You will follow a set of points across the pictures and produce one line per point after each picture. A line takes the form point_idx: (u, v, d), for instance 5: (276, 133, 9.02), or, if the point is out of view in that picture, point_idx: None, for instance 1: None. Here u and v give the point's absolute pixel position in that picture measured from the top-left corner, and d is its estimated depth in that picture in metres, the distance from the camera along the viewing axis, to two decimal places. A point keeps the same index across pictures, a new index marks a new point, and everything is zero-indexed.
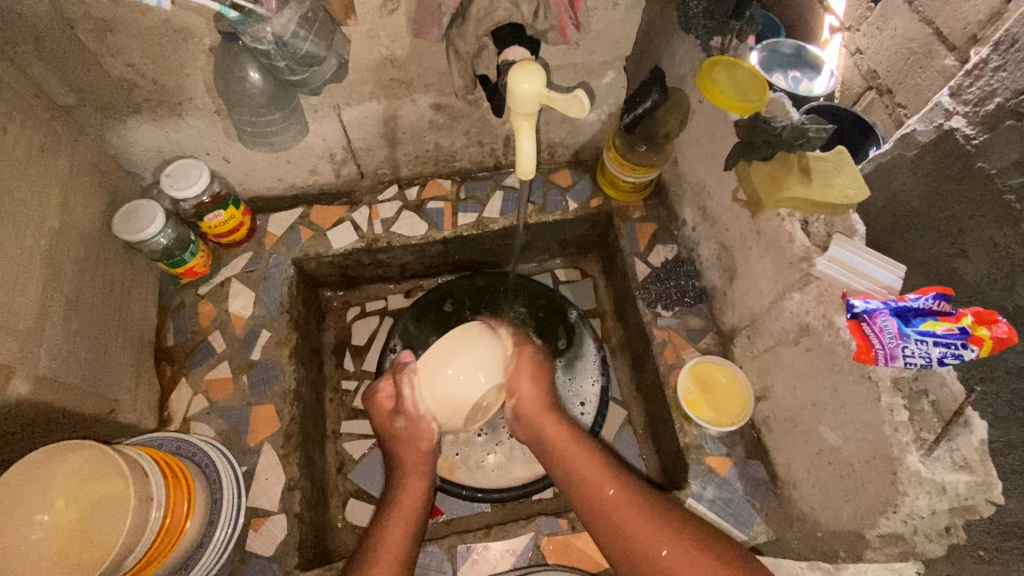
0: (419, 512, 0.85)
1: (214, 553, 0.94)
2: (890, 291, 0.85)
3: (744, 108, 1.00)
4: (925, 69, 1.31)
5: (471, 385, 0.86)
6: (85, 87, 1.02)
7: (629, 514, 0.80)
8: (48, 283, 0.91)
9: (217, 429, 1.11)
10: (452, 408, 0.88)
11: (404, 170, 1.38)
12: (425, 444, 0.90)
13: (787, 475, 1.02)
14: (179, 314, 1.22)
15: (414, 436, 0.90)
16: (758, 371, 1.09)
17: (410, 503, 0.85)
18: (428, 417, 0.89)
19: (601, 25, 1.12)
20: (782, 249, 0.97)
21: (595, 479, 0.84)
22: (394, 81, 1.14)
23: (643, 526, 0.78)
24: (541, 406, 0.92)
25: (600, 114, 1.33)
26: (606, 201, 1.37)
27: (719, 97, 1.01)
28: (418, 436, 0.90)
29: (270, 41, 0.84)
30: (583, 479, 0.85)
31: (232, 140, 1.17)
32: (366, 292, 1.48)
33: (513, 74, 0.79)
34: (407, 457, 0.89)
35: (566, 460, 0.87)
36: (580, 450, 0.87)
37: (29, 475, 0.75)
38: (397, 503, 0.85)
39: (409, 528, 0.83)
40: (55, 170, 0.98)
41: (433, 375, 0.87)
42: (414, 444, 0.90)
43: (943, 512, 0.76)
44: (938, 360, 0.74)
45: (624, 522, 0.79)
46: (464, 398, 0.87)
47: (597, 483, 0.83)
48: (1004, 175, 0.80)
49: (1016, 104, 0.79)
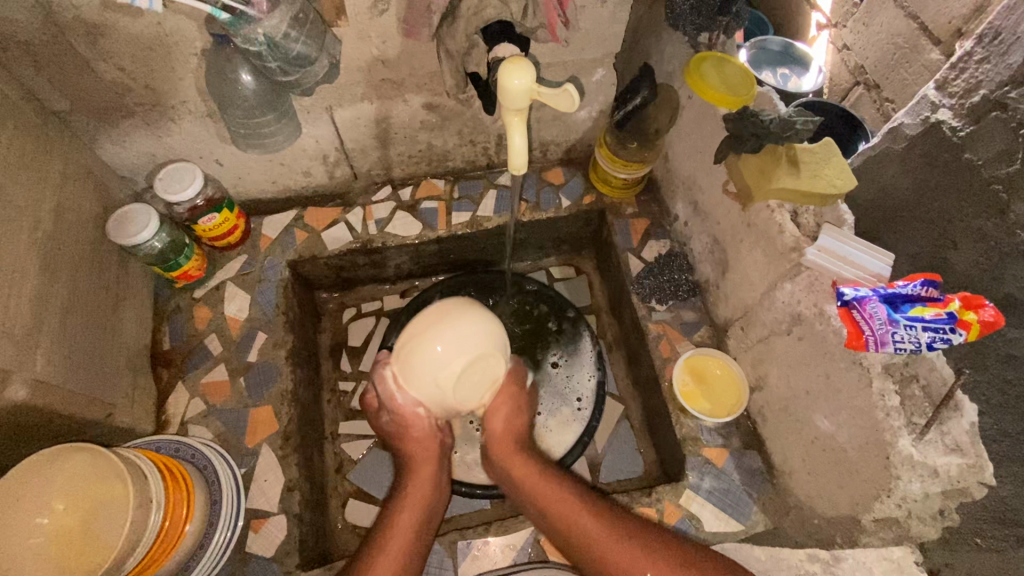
0: (428, 509, 0.91)
1: (215, 554, 0.95)
2: (879, 278, 0.86)
3: (733, 105, 1.02)
4: (912, 64, 1.32)
5: (445, 360, 0.81)
6: (77, 92, 1.02)
7: (611, 544, 0.84)
8: (42, 287, 0.91)
9: (216, 431, 1.11)
10: (435, 388, 0.83)
11: (398, 171, 1.38)
12: (419, 432, 0.93)
13: (784, 465, 1.03)
14: (175, 318, 1.23)
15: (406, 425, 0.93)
16: (752, 363, 1.10)
17: (418, 497, 0.92)
18: (409, 404, 0.88)
19: (589, 23, 1.13)
20: (773, 240, 0.98)
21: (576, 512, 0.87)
22: (386, 81, 1.15)
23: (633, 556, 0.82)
24: (510, 443, 0.94)
25: (590, 112, 1.34)
26: (599, 197, 1.38)
27: (709, 92, 1.03)
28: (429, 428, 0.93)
29: (262, 41, 0.85)
30: (563, 512, 0.88)
31: (225, 143, 1.18)
32: (362, 293, 1.48)
33: (502, 70, 0.80)
34: (416, 454, 0.94)
35: (542, 493, 0.90)
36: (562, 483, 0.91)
37: (31, 478, 0.75)
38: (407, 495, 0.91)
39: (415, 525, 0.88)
40: (49, 174, 0.99)
41: (417, 350, 0.82)
42: (419, 439, 0.94)
43: (936, 495, 0.77)
44: (928, 345, 0.75)
45: (608, 552, 0.83)
46: (445, 378, 0.82)
47: (572, 514, 0.87)
48: (991, 165, 0.82)
49: (999, 95, 0.80)
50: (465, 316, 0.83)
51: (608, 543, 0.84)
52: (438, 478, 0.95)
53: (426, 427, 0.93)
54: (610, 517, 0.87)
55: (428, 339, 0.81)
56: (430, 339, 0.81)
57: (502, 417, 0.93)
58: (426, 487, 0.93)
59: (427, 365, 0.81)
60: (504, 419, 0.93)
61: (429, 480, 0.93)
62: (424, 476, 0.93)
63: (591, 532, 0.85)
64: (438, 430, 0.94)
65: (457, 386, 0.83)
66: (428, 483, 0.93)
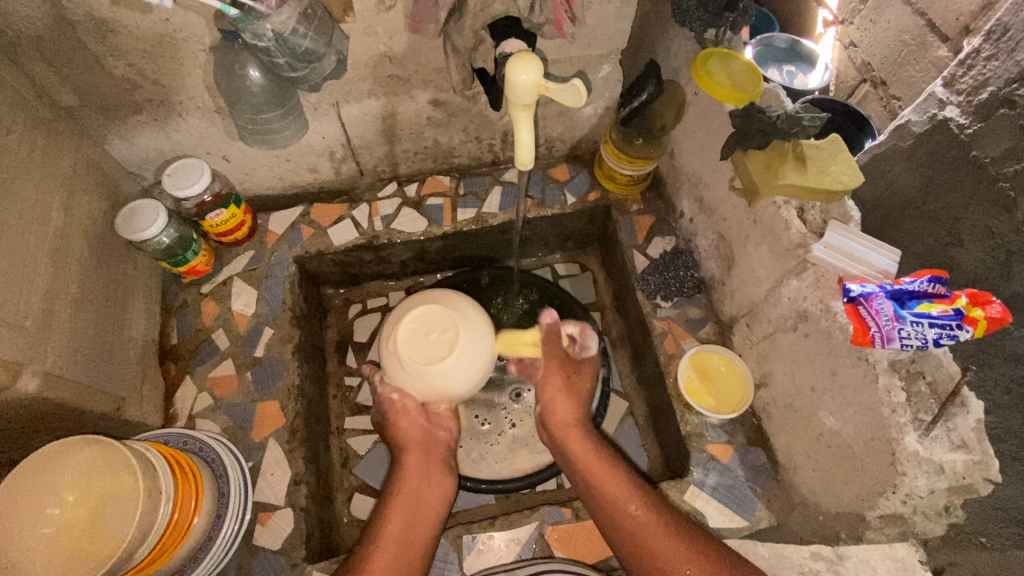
0: (420, 490, 0.96)
1: (223, 547, 0.95)
2: (886, 275, 0.86)
3: (728, 99, 1.04)
4: (919, 61, 1.32)
5: (393, 329, 0.98)
6: (86, 87, 1.03)
7: (651, 530, 0.87)
8: (52, 282, 0.92)
9: (223, 425, 1.12)
10: (393, 358, 0.97)
11: (404, 167, 1.39)
12: (401, 419, 1.03)
13: (788, 461, 1.03)
14: (182, 313, 1.23)
15: (399, 414, 1.03)
16: (757, 359, 1.10)
17: (412, 482, 0.97)
18: (393, 390, 1.03)
19: (596, 19, 1.13)
20: (779, 237, 0.98)
21: (614, 491, 0.93)
22: (392, 77, 1.15)
23: (652, 537, 0.86)
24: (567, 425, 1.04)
25: (597, 108, 1.34)
26: (605, 194, 1.38)
27: (708, 82, 1.05)
28: (413, 415, 1.03)
29: (270, 37, 0.86)
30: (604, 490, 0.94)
31: (233, 139, 1.18)
32: (367, 289, 1.49)
33: (510, 65, 0.81)
34: (405, 441, 1.02)
35: (594, 475, 0.96)
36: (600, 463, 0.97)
37: (44, 469, 0.77)
38: (400, 482, 0.97)
39: (410, 507, 0.93)
40: (59, 170, 1.00)
41: (383, 332, 1.01)
42: (408, 427, 1.03)
43: (941, 492, 0.77)
44: (935, 341, 0.75)
45: (647, 536, 0.86)
46: (392, 343, 0.96)
47: (620, 497, 0.92)
48: (998, 163, 0.81)
49: (1007, 92, 0.80)
50: (416, 296, 1.01)
51: (646, 529, 0.87)
52: (429, 464, 1.01)
53: (409, 413, 1.03)
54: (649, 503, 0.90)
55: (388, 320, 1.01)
56: (390, 318, 1.01)
57: (562, 400, 1.07)
58: (419, 468, 0.99)
59: (383, 333, 1.00)
60: (563, 403, 1.06)
61: (418, 466, 0.99)
62: (413, 463, 1.00)
63: (632, 516, 0.89)
64: (422, 419, 1.04)
65: (405, 344, 0.95)
66: (417, 467, 0.99)
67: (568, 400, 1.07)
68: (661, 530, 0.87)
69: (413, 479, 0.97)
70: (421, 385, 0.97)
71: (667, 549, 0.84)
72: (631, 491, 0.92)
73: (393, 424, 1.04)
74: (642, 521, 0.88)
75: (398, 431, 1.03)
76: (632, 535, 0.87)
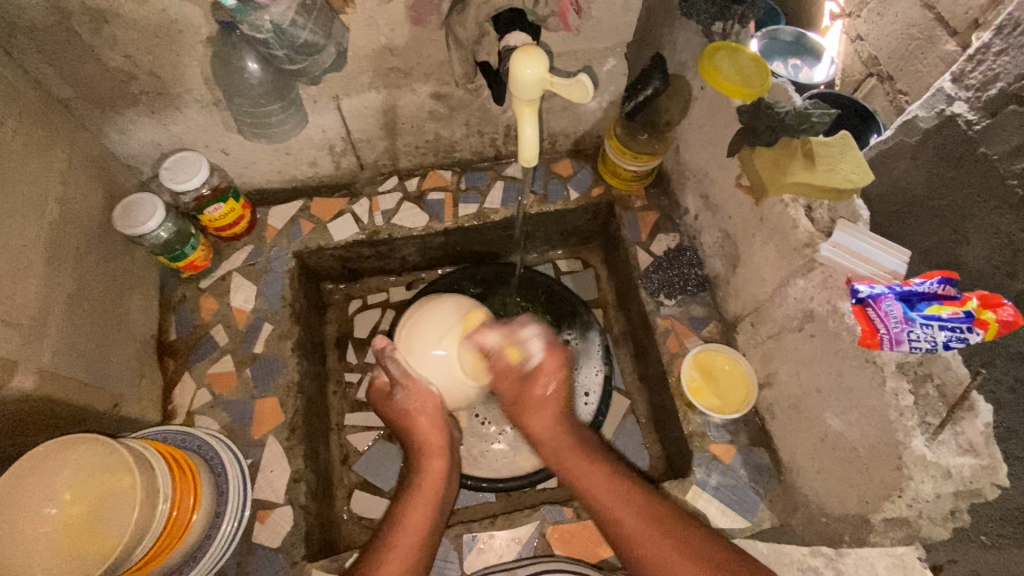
0: (439, 491, 0.95)
1: (222, 545, 0.95)
2: (895, 276, 0.84)
3: (715, 80, 1.02)
4: (927, 56, 1.30)
5: (443, 334, 0.99)
6: (81, 79, 1.01)
7: (654, 538, 0.84)
8: (48, 277, 0.90)
9: (222, 422, 1.11)
10: (443, 360, 0.99)
11: (405, 161, 1.37)
12: (419, 415, 1.01)
13: (791, 462, 1.02)
14: (181, 308, 1.22)
15: (421, 406, 1.00)
16: (761, 359, 1.09)
17: (431, 488, 0.95)
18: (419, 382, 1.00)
19: (601, 11, 1.11)
20: (786, 236, 0.96)
21: (613, 500, 0.89)
22: (394, 70, 1.13)
23: (659, 546, 0.83)
24: (550, 432, 0.99)
25: (600, 102, 1.32)
26: (608, 190, 1.37)
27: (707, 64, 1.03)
28: (435, 416, 1.01)
29: (269, 29, 0.84)
30: (599, 501, 0.90)
31: (231, 132, 1.17)
32: (367, 284, 1.48)
33: (514, 59, 0.79)
34: (429, 441, 0.99)
35: (587, 477, 0.93)
36: (598, 469, 0.93)
37: (41, 467, 0.76)
38: (419, 483, 0.96)
39: (428, 512, 0.92)
40: (55, 163, 0.98)
41: (422, 330, 1.00)
42: (432, 426, 1.00)
43: (948, 496, 0.76)
44: (944, 344, 0.74)
45: (649, 545, 0.84)
46: (449, 347, 0.98)
47: (619, 506, 0.88)
48: (1007, 160, 0.80)
49: (1018, 88, 0.79)
50: (454, 300, 1.03)
51: (652, 535, 0.84)
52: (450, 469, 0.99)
53: (436, 405, 1.01)
54: (657, 510, 0.87)
55: (429, 322, 1.00)
56: (428, 319, 1.01)
57: (534, 417, 0.99)
58: (440, 475, 0.97)
59: (426, 336, 0.99)
60: (536, 419, 0.99)
61: (443, 470, 0.97)
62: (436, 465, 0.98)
63: (630, 529, 0.86)
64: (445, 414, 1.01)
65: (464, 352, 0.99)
66: (441, 471, 0.97)
67: (537, 414, 0.99)
68: (668, 536, 0.84)
69: (433, 485, 0.95)
70: (453, 386, 1.01)
71: (671, 558, 0.82)
72: (636, 500, 0.89)
73: (412, 420, 1.01)
74: (646, 528, 0.85)
75: (419, 430, 1.00)
76: (634, 546, 0.84)
